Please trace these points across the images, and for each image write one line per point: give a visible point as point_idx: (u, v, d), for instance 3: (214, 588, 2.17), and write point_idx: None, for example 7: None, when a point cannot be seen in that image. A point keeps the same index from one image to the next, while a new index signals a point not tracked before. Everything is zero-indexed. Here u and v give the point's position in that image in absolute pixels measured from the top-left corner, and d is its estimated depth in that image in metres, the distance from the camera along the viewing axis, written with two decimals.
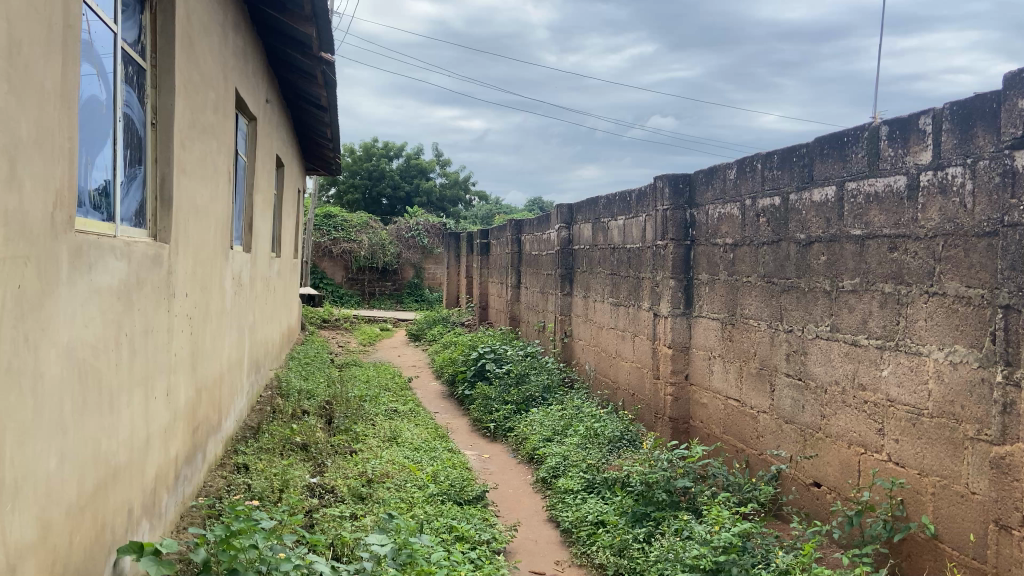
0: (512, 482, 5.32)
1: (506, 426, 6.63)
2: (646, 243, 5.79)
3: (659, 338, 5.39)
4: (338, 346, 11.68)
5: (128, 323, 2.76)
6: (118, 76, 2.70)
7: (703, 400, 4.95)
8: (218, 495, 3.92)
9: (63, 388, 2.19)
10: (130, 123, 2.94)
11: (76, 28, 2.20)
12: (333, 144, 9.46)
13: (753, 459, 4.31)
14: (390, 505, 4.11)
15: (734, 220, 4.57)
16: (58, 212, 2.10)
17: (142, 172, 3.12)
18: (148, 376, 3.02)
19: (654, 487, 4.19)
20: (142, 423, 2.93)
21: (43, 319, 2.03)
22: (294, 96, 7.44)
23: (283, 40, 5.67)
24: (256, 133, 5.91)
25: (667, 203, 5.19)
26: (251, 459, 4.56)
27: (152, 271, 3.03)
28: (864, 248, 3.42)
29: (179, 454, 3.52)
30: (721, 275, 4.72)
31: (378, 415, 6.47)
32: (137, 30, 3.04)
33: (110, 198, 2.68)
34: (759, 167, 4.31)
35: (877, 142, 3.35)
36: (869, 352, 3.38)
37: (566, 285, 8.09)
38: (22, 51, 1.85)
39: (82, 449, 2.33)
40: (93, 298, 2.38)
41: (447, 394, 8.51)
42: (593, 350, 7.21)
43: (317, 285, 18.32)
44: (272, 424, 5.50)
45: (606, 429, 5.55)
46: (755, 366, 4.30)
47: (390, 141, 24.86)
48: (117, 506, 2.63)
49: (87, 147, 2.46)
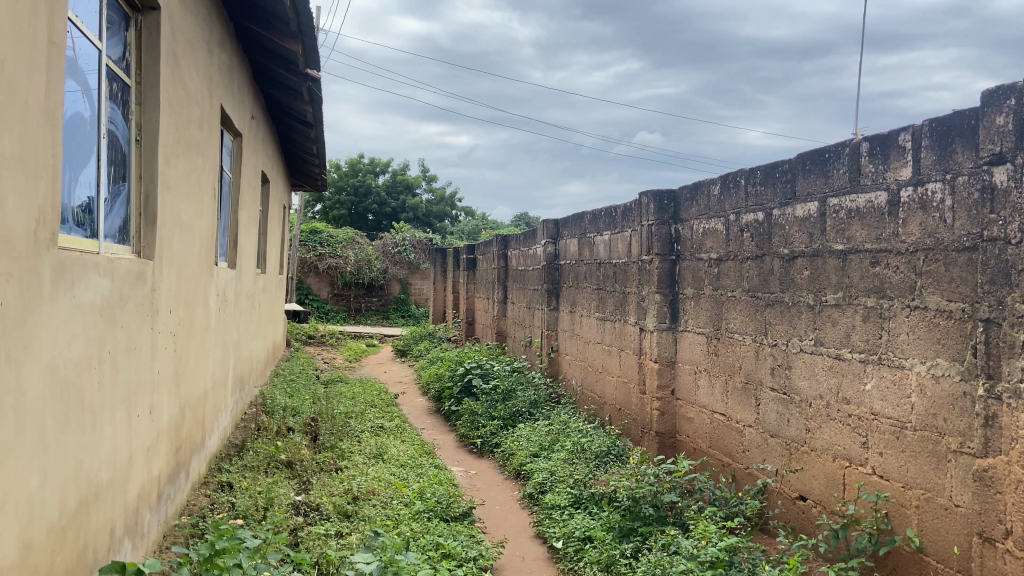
0: (499, 498, 5.30)
1: (493, 442, 6.61)
2: (632, 258, 5.82)
3: (645, 352, 5.41)
4: (324, 362, 11.61)
5: (113, 340, 2.74)
6: (102, 93, 2.69)
7: (689, 414, 4.96)
8: (201, 514, 3.87)
9: (45, 405, 2.16)
10: (114, 140, 2.93)
11: (61, 45, 2.20)
12: (320, 160, 9.45)
13: (738, 473, 4.32)
14: (376, 523, 4.09)
15: (719, 235, 4.60)
16: (41, 229, 2.09)
17: (126, 190, 3.10)
18: (131, 395, 2.99)
19: (640, 502, 4.18)
20: (125, 442, 2.90)
21: (26, 337, 2.02)
22: (280, 112, 7.44)
23: (269, 56, 5.68)
24: (241, 149, 5.90)
25: (652, 218, 5.23)
26: (236, 477, 4.51)
27: (136, 288, 3.02)
28: (846, 263, 3.46)
29: (162, 473, 3.49)
30: (706, 289, 4.75)
31: (363, 432, 6.44)
32: (122, 47, 3.04)
33: (94, 215, 2.67)
34: (742, 183, 4.35)
35: (858, 158, 3.40)
36: (853, 366, 3.40)
37: (552, 300, 8.11)
38: (6, 66, 1.86)
39: (65, 467, 2.31)
40: (76, 316, 2.36)
41: (433, 410, 8.47)
42: (579, 365, 7.21)
43: (303, 301, 18.25)
44: (257, 441, 5.45)
45: (592, 444, 5.53)
46: (740, 381, 4.32)
47: (376, 157, 24.90)
48: (99, 526, 2.60)
49: (70, 164, 2.44)
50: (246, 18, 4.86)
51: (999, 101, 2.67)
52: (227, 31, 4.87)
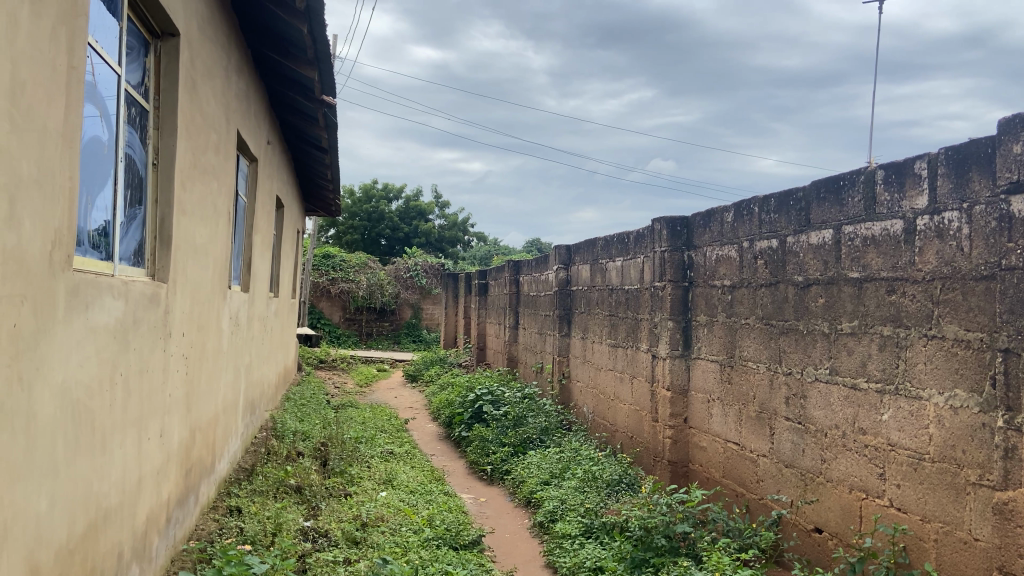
0: (509, 526, 5.24)
1: (503, 469, 6.56)
2: (644, 285, 5.79)
3: (658, 380, 5.36)
4: (334, 387, 11.60)
5: (125, 362, 2.74)
6: (120, 118, 2.73)
7: (702, 443, 4.90)
8: (209, 539, 3.84)
9: (56, 429, 2.16)
10: (132, 164, 2.96)
11: (80, 70, 2.23)
12: (334, 186, 9.52)
13: (753, 503, 4.25)
14: (385, 550, 4.05)
15: (732, 262, 4.57)
16: (57, 251, 2.10)
17: (142, 213, 3.12)
18: (142, 417, 2.99)
19: (652, 532, 4.11)
20: (134, 464, 2.89)
21: (37, 359, 2.01)
22: (296, 138, 7.51)
23: (286, 83, 5.75)
24: (257, 173, 5.95)
25: (665, 244, 5.21)
26: (244, 502, 4.49)
27: (149, 311, 3.02)
28: (863, 291, 3.42)
29: (171, 497, 3.47)
30: (719, 316, 4.72)
31: (373, 457, 6.40)
32: (141, 73, 3.08)
33: (110, 238, 2.69)
34: (756, 210, 4.33)
35: (873, 186, 3.38)
36: (869, 396, 3.35)
37: (564, 326, 8.09)
38: (25, 91, 1.87)
39: (73, 491, 2.29)
40: (89, 337, 2.37)
41: (443, 436, 8.43)
42: (591, 392, 7.16)
43: (316, 325, 18.30)
44: (266, 466, 5.43)
45: (604, 472, 5.47)
46: (754, 410, 4.27)
47: (389, 184, 25.13)
48: (107, 550, 2.58)
49: (88, 188, 2.47)
50: (264, 45, 4.92)
51: (1017, 129, 2.66)
52: (246, 58, 4.93)
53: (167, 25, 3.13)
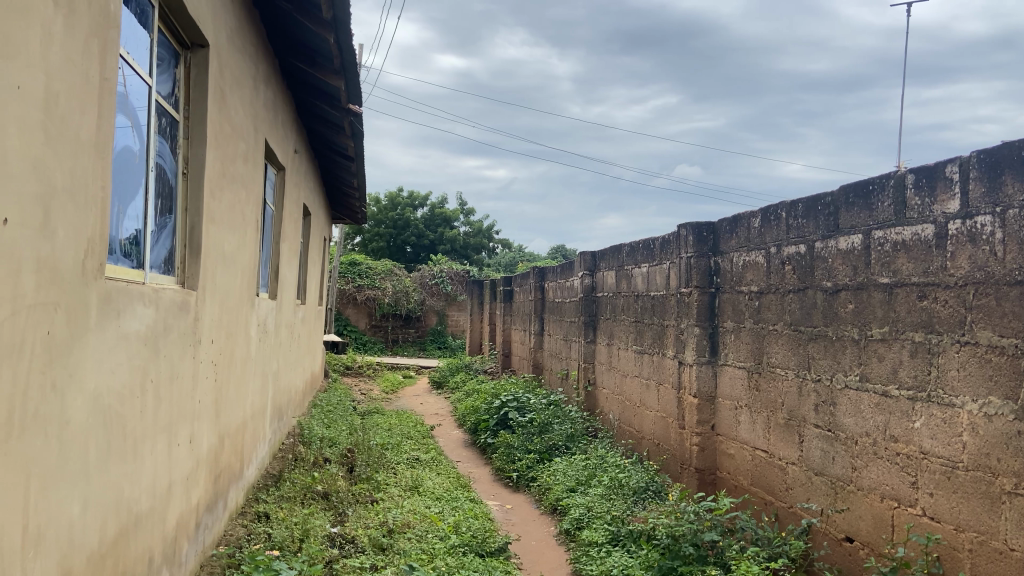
0: (535, 534, 5.23)
1: (528, 476, 6.55)
2: (670, 291, 5.76)
3: (684, 387, 5.33)
4: (361, 393, 11.67)
5: (155, 369, 2.78)
6: (151, 128, 2.77)
7: (730, 450, 4.85)
8: (238, 545, 3.88)
9: (88, 434, 2.19)
10: (162, 173, 3.01)
11: (113, 81, 2.27)
12: (360, 194, 9.59)
13: (782, 512, 4.19)
14: (411, 556, 4.06)
15: (759, 268, 4.53)
16: (89, 259, 2.14)
17: (172, 221, 3.17)
18: (172, 424, 3.03)
19: (680, 540, 4.07)
20: (164, 471, 2.92)
21: (70, 366, 2.05)
22: (322, 147, 7.58)
23: (313, 92, 5.81)
24: (284, 182, 6.01)
25: (691, 250, 5.19)
26: (272, 508, 4.53)
27: (179, 318, 3.07)
28: (893, 297, 3.37)
29: (201, 502, 3.51)
30: (747, 322, 4.68)
31: (399, 464, 6.43)
32: (171, 84, 3.13)
33: (140, 247, 2.73)
34: (783, 216, 4.28)
35: (903, 190, 3.33)
36: (900, 404, 3.30)
37: (589, 332, 8.06)
38: (59, 102, 1.91)
39: (105, 497, 2.33)
40: (120, 344, 2.41)
41: (469, 442, 8.44)
42: (617, 399, 7.12)
43: (342, 332, 18.46)
44: (293, 472, 5.47)
45: (630, 479, 5.44)
46: (783, 417, 4.22)
47: (414, 192, 25.29)
48: (137, 555, 2.61)
49: (120, 197, 2.51)
50: (291, 54, 4.98)
51: None
52: (273, 69, 5.00)
53: (197, 37, 3.19)
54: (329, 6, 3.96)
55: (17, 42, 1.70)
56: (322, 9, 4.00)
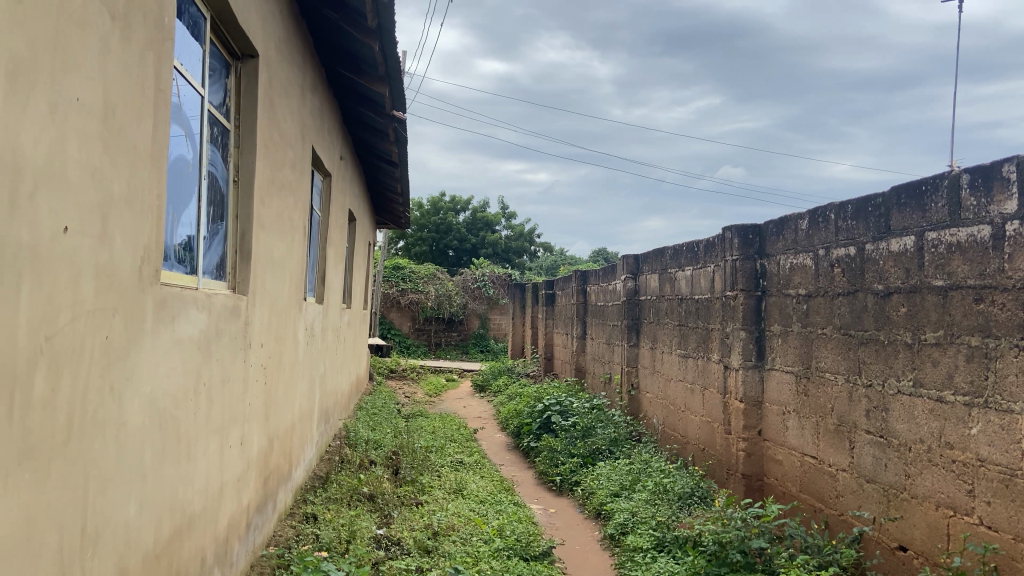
0: (580, 538, 5.22)
1: (572, 481, 6.53)
2: (715, 294, 5.69)
3: (730, 391, 5.26)
4: (405, 397, 11.77)
5: (208, 373, 2.85)
6: (203, 136, 2.84)
7: (777, 456, 4.77)
8: (287, 545, 3.96)
9: (144, 436, 2.25)
10: (214, 181, 3.08)
11: (167, 92, 2.34)
12: (403, 199, 9.68)
13: (832, 519, 4.11)
14: (456, 559, 4.08)
15: (807, 270, 4.46)
16: (146, 265, 2.21)
17: (224, 228, 3.24)
18: (224, 426, 3.10)
19: (727, 547, 4.02)
20: (217, 472, 2.99)
21: (128, 369, 2.11)
22: (367, 153, 7.67)
23: (358, 99, 5.88)
24: (330, 188, 6.10)
25: (737, 253, 5.12)
26: (320, 509, 4.60)
27: (231, 322, 3.13)
28: (947, 300, 3.29)
29: (251, 502, 3.58)
30: (794, 326, 4.60)
31: (443, 466, 6.47)
32: (222, 93, 3.21)
33: (193, 253, 2.80)
34: (832, 218, 4.20)
35: (957, 191, 3.25)
36: (956, 410, 3.21)
37: (632, 336, 8.01)
38: (117, 114, 1.98)
39: (160, 498, 2.39)
40: (175, 349, 2.47)
41: (512, 446, 8.45)
42: (661, 403, 7.06)
43: (386, 335, 18.67)
44: (340, 474, 5.54)
45: (676, 484, 5.38)
46: (833, 423, 4.14)
47: (456, 196, 25.44)
48: (191, 554, 2.68)
49: (174, 205, 2.58)
50: (337, 62, 5.06)
51: None
52: (320, 77, 5.09)
53: (247, 47, 3.26)
54: (374, 14, 4.01)
55: (76, 55, 1.75)
56: (368, 17, 4.05)
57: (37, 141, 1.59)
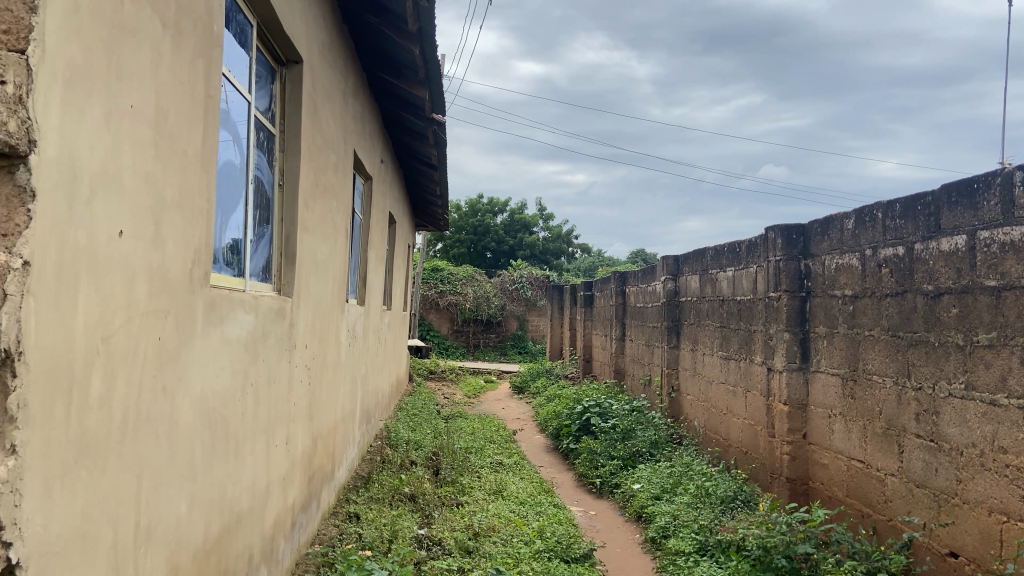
0: (620, 541, 5.19)
1: (612, 483, 6.50)
2: (757, 295, 5.62)
3: (773, 394, 5.19)
4: (444, 398, 11.84)
5: (255, 373, 2.90)
6: (250, 141, 2.90)
7: (823, 460, 4.69)
8: (330, 543, 4.01)
9: (194, 436, 2.30)
10: (260, 185, 3.14)
11: (216, 98, 2.39)
12: (442, 201, 9.75)
13: (880, 525, 4.02)
14: (497, 560, 4.09)
15: (854, 271, 4.38)
16: (196, 268, 2.25)
17: (270, 231, 3.30)
18: (270, 426, 3.15)
19: (772, 552, 3.96)
20: (263, 471, 3.04)
21: (179, 370, 2.16)
22: (406, 156, 7.74)
23: (398, 103, 5.94)
24: (372, 191, 6.16)
25: (780, 253, 5.05)
26: (362, 509, 4.64)
27: (277, 324, 3.19)
28: (1000, 300, 3.20)
29: (296, 501, 3.64)
30: (840, 327, 4.52)
31: (483, 467, 6.49)
32: (267, 99, 3.27)
33: (240, 255, 2.85)
34: (880, 217, 4.12)
35: (1011, 188, 3.16)
36: (1010, 413, 3.13)
37: (672, 337, 7.94)
38: (168, 120, 2.03)
39: (209, 496, 2.44)
40: (224, 350, 2.52)
41: (551, 447, 8.44)
42: (702, 405, 6.99)
43: (425, 337, 18.81)
44: (381, 474, 5.60)
45: (718, 488, 5.32)
46: (881, 427, 4.05)
47: (494, 198, 25.53)
48: (239, 552, 2.72)
49: (223, 209, 2.64)
50: (378, 66, 5.11)
51: None
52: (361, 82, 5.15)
53: (292, 53, 3.32)
54: (414, 18, 4.04)
55: (130, 63, 1.80)
56: (408, 22, 4.09)
57: (93, 147, 1.63)
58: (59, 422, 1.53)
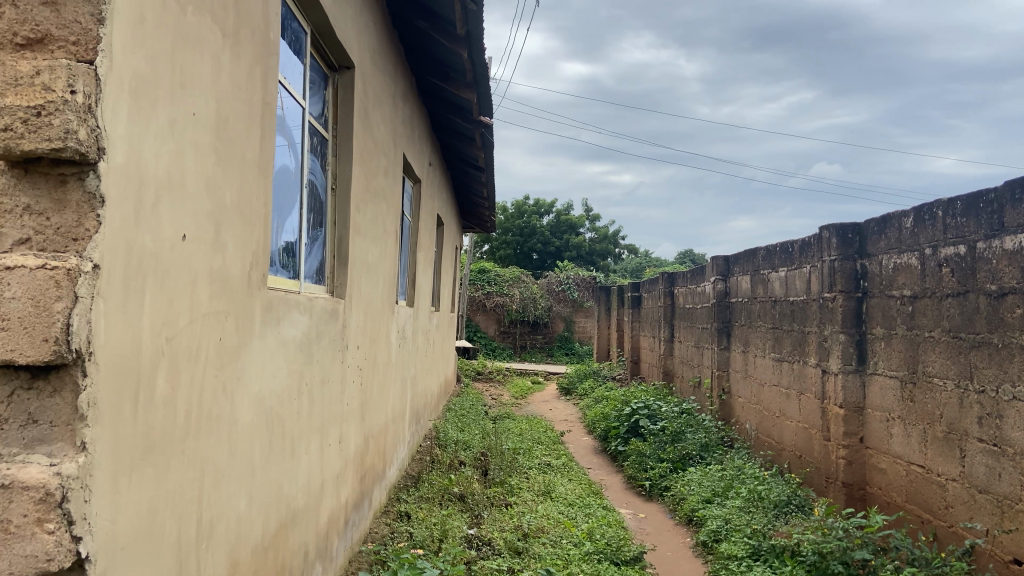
0: (671, 544, 5.14)
1: (662, 485, 6.44)
2: (811, 296, 5.51)
3: (829, 396, 5.08)
4: (491, 399, 11.88)
5: (310, 373, 2.96)
6: (305, 146, 2.95)
7: (881, 465, 4.57)
8: (383, 542, 4.07)
9: (253, 434, 2.36)
10: (314, 189, 3.20)
11: (273, 105, 2.44)
12: (490, 203, 9.79)
13: (941, 531, 3.91)
14: (546, 561, 4.09)
15: (913, 270, 4.26)
16: (254, 270, 2.31)
17: (323, 234, 3.36)
18: (324, 426, 3.20)
19: (828, 557, 3.89)
20: (318, 470, 3.10)
21: (239, 370, 2.22)
22: (454, 158, 7.79)
23: (447, 106, 5.98)
24: (421, 193, 6.22)
25: (835, 253, 4.95)
26: (413, 508, 4.69)
27: (330, 325, 3.24)
28: None
29: (349, 500, 3.69)
30: (899, 329, 4.41)
31: (531, 468, 6.50)
32: (320, 104, 3.33)
33: (296, 258, 2.92)
34: (940, 215, 4.00)
35: None
36: None
37: (723, 339, 7.84)
38: (228, 126, 2.08)
39: (267, 494, 2.49)
40: (280, 350, 2.58)
41: (599, 449, 8.40)
42: (754, 408, 6.88)
43: (472, 338, 18.90)
44: (431, 474, 5.64)
45: (771, 492, 5.22)
46: (941, 431, 3.94)
47: (541, 199, 25.52)
48: (295, 548, 2.78)
49: (279, 212, 2.70)
50: (427, 70, 5.16)
51: None
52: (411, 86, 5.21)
53: (344, 59, 3.37)
54: (463, 22, 4.07)
55: (192, 72, 1.85)
56: (457, 25, 4.12)
57: (158, 154, 1.69)
58: (127, 420, 1.58)
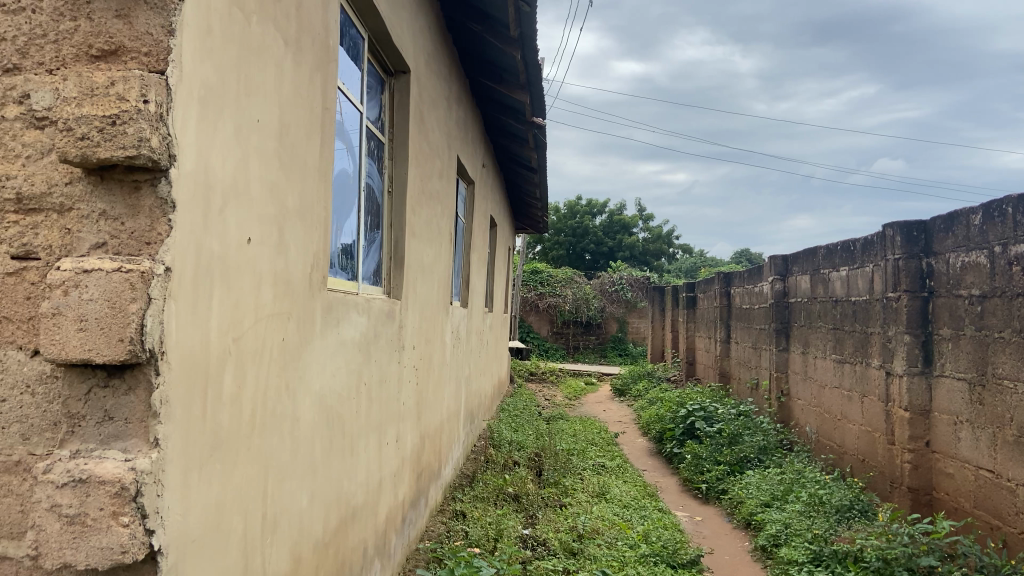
0: (729, 548, 5.07)
1: (719, 488, 6.35)
2: (874, 295, 5.37)
3: (893, 399, 4.94)
4: (545, 399, 11.89)
5: (368, 372, 3.01)
6: (362, 149, 3.01)
7: (948, 469, 4.43)
8: (439, 540, 4.11)
9: (314, 432, 2.41)
10: (371, 192, 3.26)
11: (332, 110, 2.49)
12: (543, 203, 9.80)
13: (1012, 538, 3.76)
14: (602, 563, 4.08)
15: (982, 269, 4.11)
16: (315, 272, 2.36)
17: (380, 236, 3.42)
18: (382, 424, 3.26)
19: (892, 564, 3.81)
20: (376, 468, 3.15)
21: (301, 369, 2.28)
22: (508, 159, 7.83)
23: (500, 108, 6.01)
24: (474, 195, 6.27)
25: (899, 252, 4.81)
26: (468, 508, 4.73)
27: (387, 326, 3.29)
28: None
29: (406, 498, 3.74)
30: (967, 329, 4.26)
31: (586, 470, 6.48)
32: (377, 109, 3.39)
33: (354, 259, 2.97)
34: (1010, 212, 3.85)
35: None
36: None
37: (781, 340, 7.69)
38: (290, 132, 2.14)
39: (328, 491, 2.55)
40: (340, 350, 2.63)
41: (655, 451, 8.32)
42: (814, 411, 6.73)
43: (525, 339, 18.93)
44: (486, 474, 5.68)
45: (832, 496, 5.08)
46: (1012, 435, 3.80)
47: (594, 199, 25.42)
48: (355, 544, 2.84)
49: (338, 215, 2.75)
50: (480, 72, 5.19)
51: None
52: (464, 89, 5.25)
53: (400, 64, 3.42)
54: (516, 24, 4.08)
55: (256, 81, 1.91)
56: (510, 27, 4.13)
57: (224, 160, 1.74)
58: (195, 417, 1.63)
